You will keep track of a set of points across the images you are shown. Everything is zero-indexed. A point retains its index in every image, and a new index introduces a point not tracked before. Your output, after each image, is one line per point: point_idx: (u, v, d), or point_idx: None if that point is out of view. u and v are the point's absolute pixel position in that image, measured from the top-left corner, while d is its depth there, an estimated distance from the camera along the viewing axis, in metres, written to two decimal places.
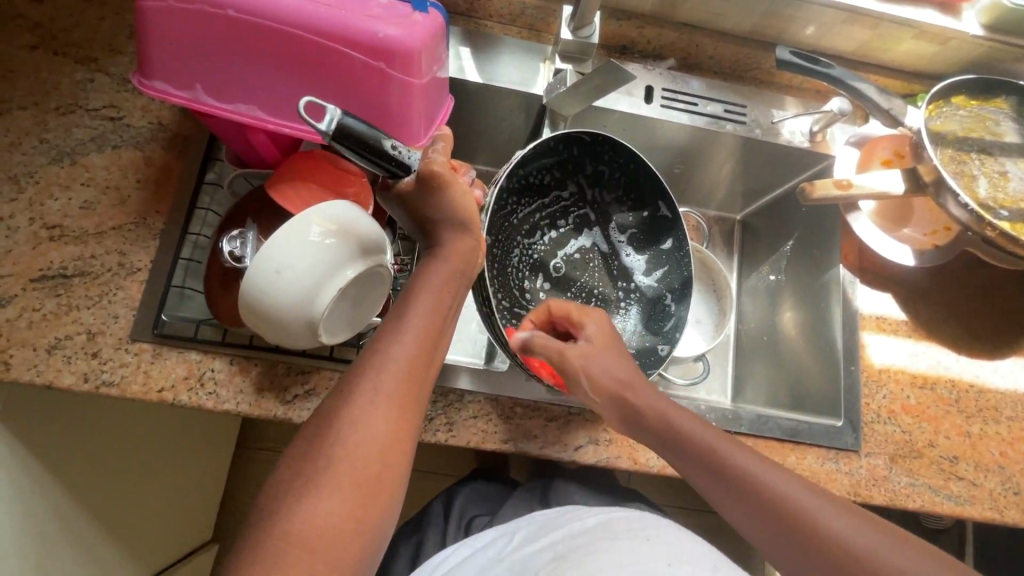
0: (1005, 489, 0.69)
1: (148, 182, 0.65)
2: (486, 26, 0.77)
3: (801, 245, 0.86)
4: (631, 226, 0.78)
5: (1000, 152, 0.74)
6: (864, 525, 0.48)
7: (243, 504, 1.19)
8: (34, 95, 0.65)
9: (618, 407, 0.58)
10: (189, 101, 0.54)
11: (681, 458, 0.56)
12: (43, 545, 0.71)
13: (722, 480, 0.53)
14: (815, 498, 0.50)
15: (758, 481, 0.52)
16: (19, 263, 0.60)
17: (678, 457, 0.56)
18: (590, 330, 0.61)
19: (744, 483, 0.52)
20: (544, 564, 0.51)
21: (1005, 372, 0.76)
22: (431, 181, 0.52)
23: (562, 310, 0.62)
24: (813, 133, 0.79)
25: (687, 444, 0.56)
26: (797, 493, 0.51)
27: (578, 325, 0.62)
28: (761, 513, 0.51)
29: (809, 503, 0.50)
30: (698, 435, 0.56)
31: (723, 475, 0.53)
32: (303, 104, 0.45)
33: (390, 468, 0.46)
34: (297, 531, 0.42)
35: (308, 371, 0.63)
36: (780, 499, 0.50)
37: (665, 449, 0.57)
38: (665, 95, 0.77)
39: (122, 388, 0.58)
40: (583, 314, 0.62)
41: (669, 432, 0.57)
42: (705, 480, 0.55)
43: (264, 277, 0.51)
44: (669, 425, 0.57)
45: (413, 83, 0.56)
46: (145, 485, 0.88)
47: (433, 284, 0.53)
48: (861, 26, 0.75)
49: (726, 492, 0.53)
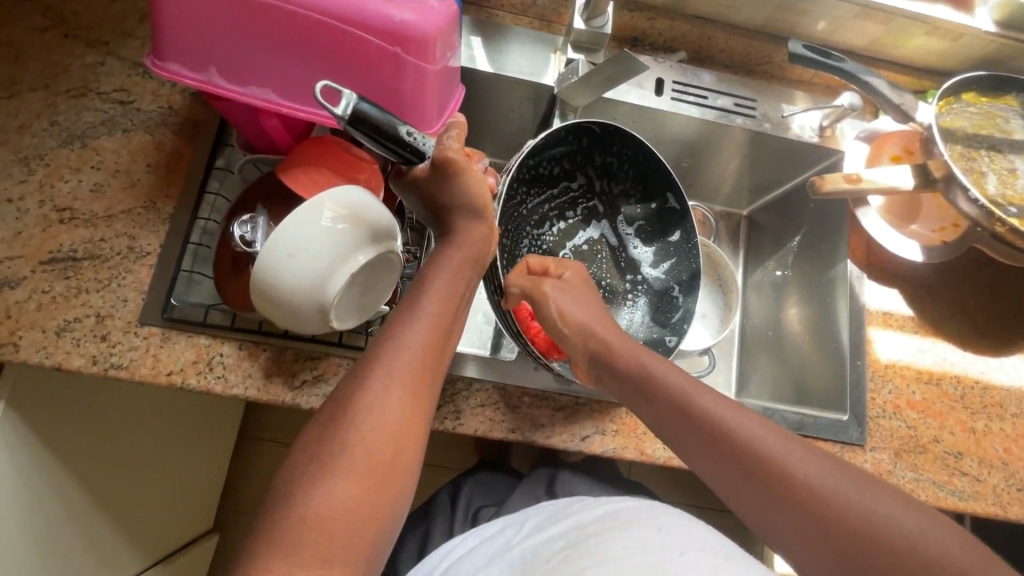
0: (1009, 485, 0.70)
1: (158, 166, 0.65)
2: (497, 16, 0.77)
3: (809, 241, 0.86)
4: (639, 218, 0.78)
5: (1009, 149, 0.74)
6: (879, 496, 0.47)
7: (243, 493, 1.19)
8: (44, 78, 0.65)
9: (627, 395, 0.58)
10: (204, 83, 0.54)
11: (685, 435, 0.54)
12: (48, 527, 0.71)
13: (729, 457, 0.51)
14: (828, 470, 0.49)
15: (767, 455, 0.50)
16: (29, 245, 0.60)
17: (682, 434, 0.55)
18: (567, 276, 0.63)
19: (754, 459, 0.50)
20: (555, 551, 0.51)
21: (1011, 368, 0.76)
22: (446, 168, 0.52)
23: (538, 265, 0.63)
24: (823, 128, 0.79)
25: (692, 420, 0.54)
26: (796, 462, 0.49)
27: (555, 275, 0.63)
28: (771, 490, 0.49)
29: (821, 476, 0.48)
30: (703, 410, 0.54)
31: (730, 450, 0.52)
32: (319, 89, 0.46)
33: (402, 453, 0.47)
34: (311, 515, 0.42)
35: (317, 357, 0.63)
36: (792, 474, 0.49)
37: (668, 427, 0.56)
38: (675, 87, 0.78)
39: (131, 371, 0.58)
40: (560, 266, 0.64)
41: (675, 406, 0.55)
42: (711, 458, 0.53)
43: (275, 260, 0.51)
44: (673, 402, 0.55)
45: (427, 69, 0.57)
46: (148, 470, 0.88)
47: (445, 273, 0.54)
48: (872, 21, 0.76)
49: (726, 467, 0.52)
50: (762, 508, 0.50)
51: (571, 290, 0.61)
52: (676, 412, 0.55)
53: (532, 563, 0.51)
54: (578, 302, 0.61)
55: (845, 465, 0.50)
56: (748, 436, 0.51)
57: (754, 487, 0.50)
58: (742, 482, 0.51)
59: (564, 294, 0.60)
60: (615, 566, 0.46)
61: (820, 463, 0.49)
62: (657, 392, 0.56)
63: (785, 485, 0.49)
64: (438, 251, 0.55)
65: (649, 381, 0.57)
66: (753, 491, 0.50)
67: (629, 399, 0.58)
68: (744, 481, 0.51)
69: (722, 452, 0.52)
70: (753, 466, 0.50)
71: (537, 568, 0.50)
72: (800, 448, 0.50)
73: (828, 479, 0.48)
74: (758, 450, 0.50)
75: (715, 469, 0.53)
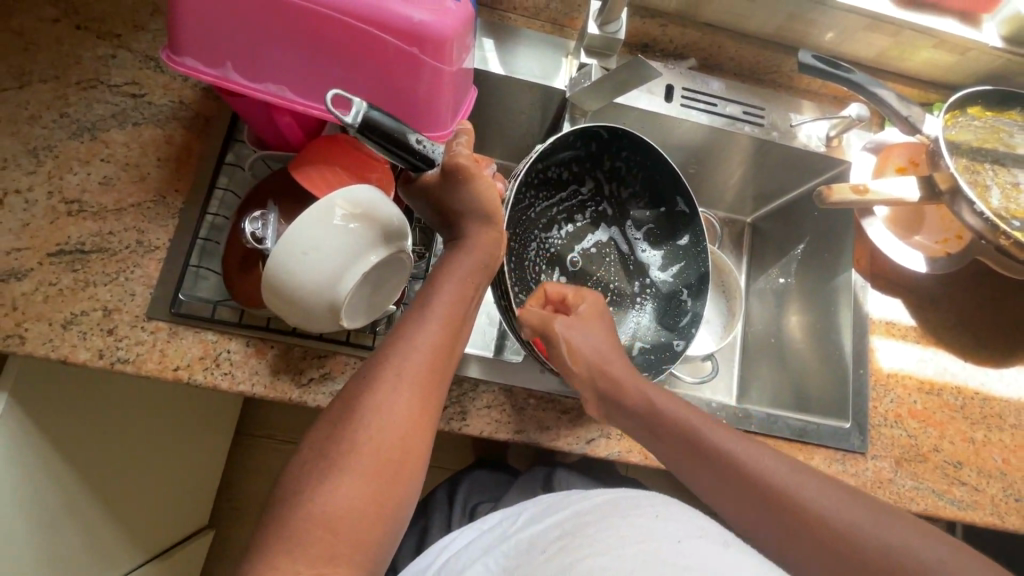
0: (1006, 496, 0.70)
1: (167, 160, 0.65)
2: (509, 18, 0.77)
3: (813, 250, 0.86)
4: (647, 222, 0.78)
5: (1013, 164, 0.75)
6: (882, 515, 0.48)
7: (239, 490, 1.18)
8: (56, 69, 0.65)
9: (634, 422, 0.59)
10: (219, 80, 0.54)
11: (686, 461, 0.56)
12: (46, 519, 0.70)
13: (735, 487, 0.52)
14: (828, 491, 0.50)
15: (772, 481, 0.51)
16: (37, 236, 0.59)
17: (686, 463, 0.56)
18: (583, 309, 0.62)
19: (759, 484, 0.51)
20: (550, 541, 0.51)
21: (1010, 380, 0.77)
22: (456, 174, 0.52)
23: (556, 293, 0.62)
24: (830, 138, 0.80)
25: (696, 448, 0.55)
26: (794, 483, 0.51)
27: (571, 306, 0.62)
28: (777, 516, 0.50)
29: (825, 500, 0.49)
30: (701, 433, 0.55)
31: (736, 477, 0.53)
32: (327, 98, 0.45)
33: (410, 453, 0.47)
34: (319, 512, 0.42)
35: (324, 355, 0.63)
36: (797, 498, 0.50)
37: (669, 452, 0.57)
38: (684, 94, 0.78)
39: (138, 366, 0.58)
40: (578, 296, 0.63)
41: (679, 433, 0.56)
42: (714, 486, 0.54)
43: (289, 258, 0.51)
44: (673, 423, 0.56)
45: (443, 69, 0.57)
46: (146, 464, 0.87)
47: (457, 274, 0.54)
48: (881, 33, 0.76)
49: (725, 488, 0.53)
50: (771, 535, 0.51)
51: (583, 319, 0.61)
52: (680, 440, 0.56)
53: (528, 553, 0.51)
54: (590, 339, 0.61)
55: (846, 486, 0.51)
56: (751, 463, 0.53)
57: (761, 514, 0.51)
58: (750, 510, 0.52)
59: (574, 331, 0.60)
60: (614, 554, 0.45)
61: (823, 486, 0.51)
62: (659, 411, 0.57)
63: (791, 510, 0.50)
64: (450, 255, 0.56)
65: (651, 407, 0.58)
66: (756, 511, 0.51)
67: (637, 421, 0.59)
68: (752, 508, 0.52)
69: (727, 480, 0.53)
70: (759, 492, 0.51)
71: (532, 558, 0.50)
72: (801, 473, 0.52)
73: (832, 502, 0.49)
74: (762, 476, 0.52)
75: (721, 498, 0.53)
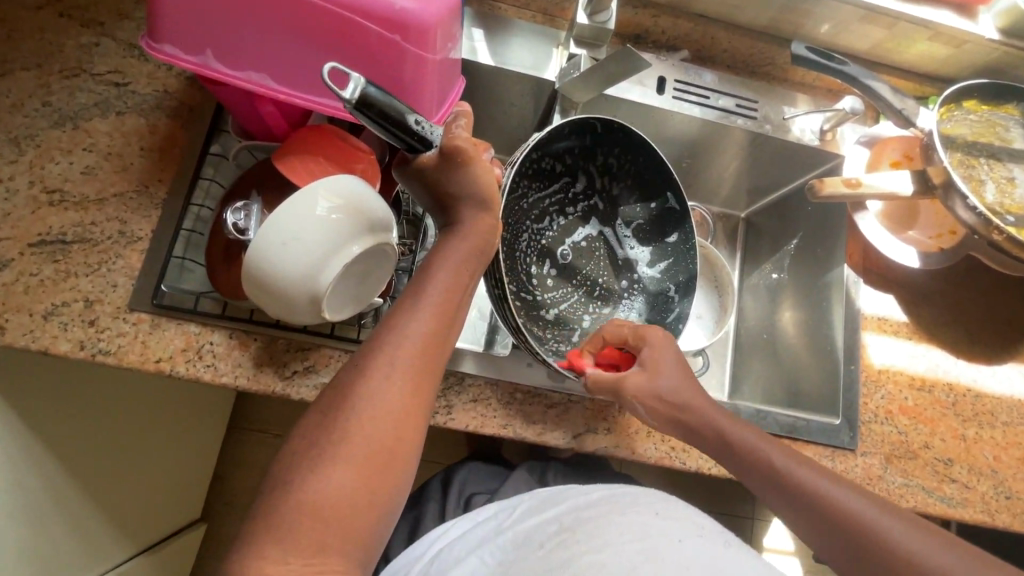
0: (997, 493, 0.70)
1: (152, 150, 0.64)
2: (500, 8, 0.76)
3: (806, 245, 0.85)
4: (638, 218, 0.77)
5: (1008, 158, 0.74)
6: (952, 549, 0.48)
7: (231, 483, 1.18)
8: (38, 57, 0.64)
9: (680, 435, 0.60)
10: (200, 67, 0.53)
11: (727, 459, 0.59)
12: (30, 510, 0.70)
13: (811, 515, 0.53)
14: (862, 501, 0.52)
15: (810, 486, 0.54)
16: (18, 226, 0.59)
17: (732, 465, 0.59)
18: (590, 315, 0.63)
19: (798, 486, 0.54)
20: (548, 535, 0.50)
21: (1003, 377, 0.76)
22: (454, 157, 0.51)
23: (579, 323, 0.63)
24: (823, 132, 0.79)
25: (732, 450, 0.58)
26: (834, 491, 0.53)
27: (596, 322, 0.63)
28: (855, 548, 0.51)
29: (910, 539, 0.49)
30: (741, 440, 0.58)
31: (788, 488, 0.55)
32: (327, 70, 0.43)
33: (404, 439, 0.46)
34: (312, 501, 0.42)
35: (309, 348, 0.63)
36: (839, 505, 0.52)
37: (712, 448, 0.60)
38: (676, 86, 0.77)
39: (120, 357, 0.57)
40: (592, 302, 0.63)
41: (725, 447, 0.58)
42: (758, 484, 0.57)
43: (270, 246, 0.50)
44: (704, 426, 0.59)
45: (428, 58, 0.57)
46: (134, 455, 0.86)
47: (451, 262, 0.53)
48: (876, 25, 0.75)
49: (763, 483, 0.57)
50: (821, 542, 0.53)
51: None
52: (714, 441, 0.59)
53: (525, 547, 0.50)
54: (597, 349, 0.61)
55: (892, 504, 0.52)
56: (812, 485, 0.54)
57: (835, 544, 0.52)
58: (799, 515, 0.54)
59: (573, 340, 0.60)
60: (614, 552, 0.45)
61: (906, 526, 0.50)
62: (695, 419, 0.59)
63: (834, 515, 0.52)
64: (442, 241, 0.55)
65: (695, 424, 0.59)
66: (794, 508, 0.54)
67: (688, 435, 0.60)
68: (802, 514, 0.54)
69: (778, 488, 0.56)
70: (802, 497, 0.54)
71: (530, 552, 0.49)
72: (878, 506, 0.52)
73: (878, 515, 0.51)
74: (808, 487, 0.54)
75: (765, 493, 0.57)
